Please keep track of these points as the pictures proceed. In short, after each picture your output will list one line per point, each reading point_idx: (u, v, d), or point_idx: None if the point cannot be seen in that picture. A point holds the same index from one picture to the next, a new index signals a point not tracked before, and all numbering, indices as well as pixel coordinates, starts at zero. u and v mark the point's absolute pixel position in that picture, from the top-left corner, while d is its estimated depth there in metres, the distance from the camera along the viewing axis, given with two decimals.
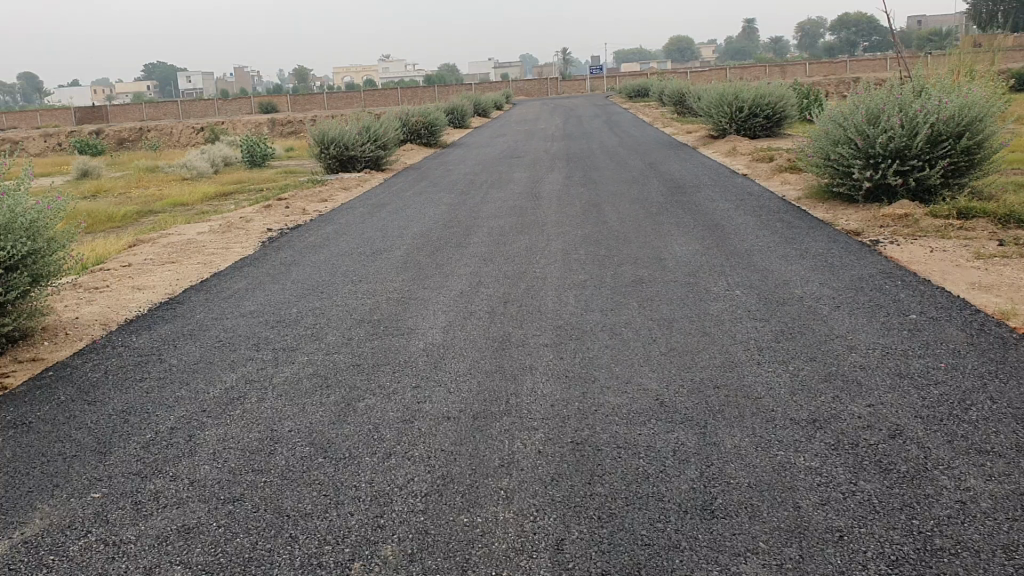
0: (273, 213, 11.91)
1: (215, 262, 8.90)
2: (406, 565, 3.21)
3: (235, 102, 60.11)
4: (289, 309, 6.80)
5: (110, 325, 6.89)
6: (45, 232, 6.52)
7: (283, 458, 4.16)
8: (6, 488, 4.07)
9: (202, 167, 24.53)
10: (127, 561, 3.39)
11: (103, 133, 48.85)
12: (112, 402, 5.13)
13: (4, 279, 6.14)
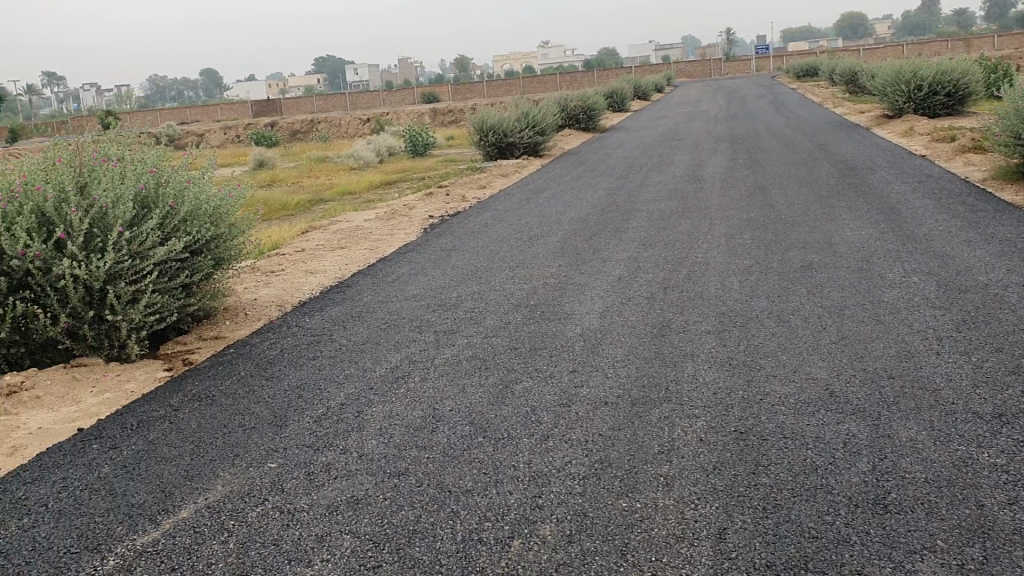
0: (434, 200, 12.19)
1: (380, 248, 9.20)
2: (565, 545, 3.22)
3: (400, 93, 61.92)
4: (450, 293, 6.94)
5: (284, 307, 7.24)
6: (226, 218, 6.93)
7: (444, 436, 4.25)
8: (192, 456, 4.36)
9: (367, 156, 25.40)
10: (300, 528, 3.55)
11: (278, 125, 51.44)
12: (287, 379, 5.40)
13: (191, 262, 6.56)
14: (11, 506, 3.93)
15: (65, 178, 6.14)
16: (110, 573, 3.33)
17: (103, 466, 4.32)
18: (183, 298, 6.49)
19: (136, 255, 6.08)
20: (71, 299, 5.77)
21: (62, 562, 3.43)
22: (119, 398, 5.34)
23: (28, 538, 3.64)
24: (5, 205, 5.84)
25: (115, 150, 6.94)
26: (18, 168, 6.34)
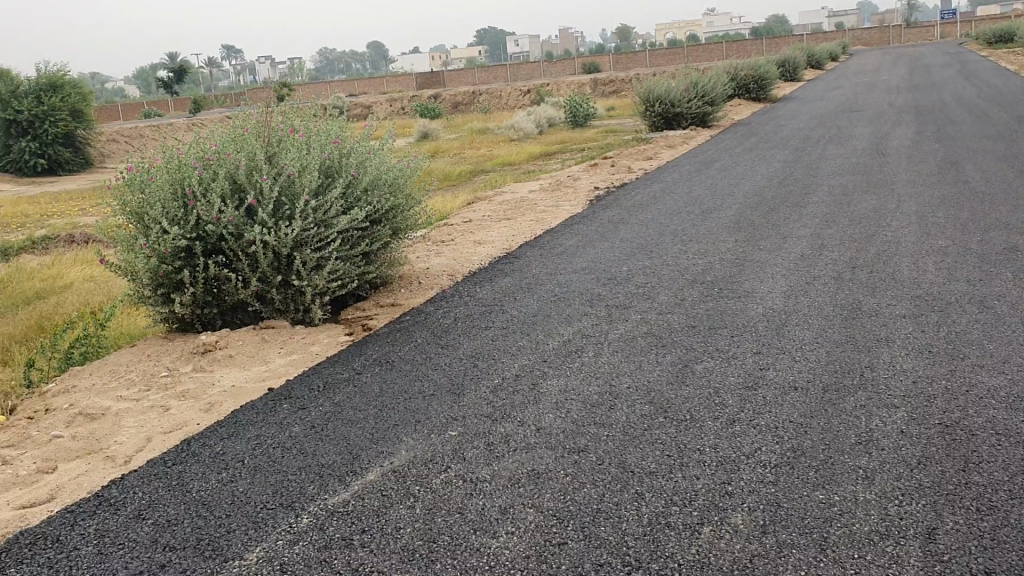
0: (600, 171, 12.07)
1: (548, 219, 9.18)
2: (758, 536, 3.09)
3: (560, 65, 61.81)
4: (621, 267, 6.83)
5: (456, 276, 7.34)
6: (405, 188, 7.07)
7: (624, 414, 4.15)
8: (375, 420, 4.45)
9: (527, 128, 25.48)
10: (484, 498, 3.55)
11: (441, 97, 52.41)
12: (462, 347, 5.45)
13: (371, 231, 6.75)
14: (211, 459, 4.14)
15: (256, 148, 6.41)
16: (303, 531, 3.43)
17: (292, 425, 4.48)
18: (363, 265, 6.69)
19: (320, 223, 6.30)
20: (261, 265, 6.04)
21: (259, 516, 3.57)
22: (304, 361, 5.55)
23: (226, 491, 3.82)
24: (202, 173, 6.16)
25: (301, 122, 7.20)
26: (214, 138, 6.67)
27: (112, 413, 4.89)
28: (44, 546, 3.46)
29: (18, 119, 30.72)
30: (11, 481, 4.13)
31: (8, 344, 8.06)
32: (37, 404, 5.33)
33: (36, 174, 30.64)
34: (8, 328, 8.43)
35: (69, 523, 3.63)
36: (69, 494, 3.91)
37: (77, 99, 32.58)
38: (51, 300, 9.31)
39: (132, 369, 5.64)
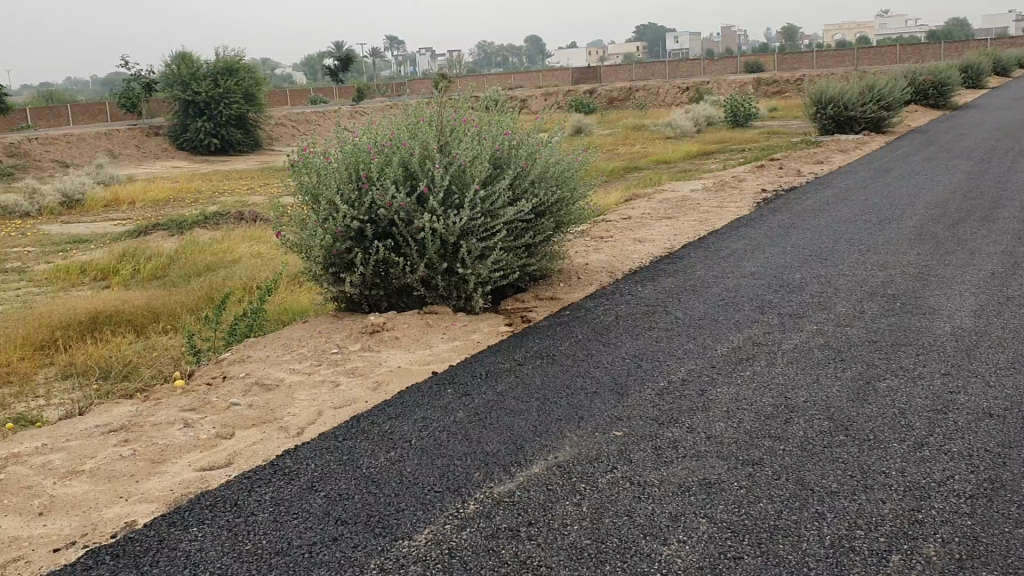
0: (766, 173, 11.72)
1: (712, 220, 8.98)
2: (955, 570, 2.87)
3: (721, 64, 60.61)
4: (793, 274, 6.57)
5: (617, 274, 7.25)
6: (571, 182, 7.05)
7: (800, 429, 3.96)
8: (538, 413, 4.43)
9: (687, 126, 25.06)
10: (653, 503, 3.45)
11: (596, 92, 52.36)
12: (626, 346, 5.37)
13: (535, 223, 6.74)
14: (379, 438, 4.21)
15: (430, 136, 6.53)
16: (471, 517, 3.42)
17: (457, 411, 4.52)
18: (525, 257, 6.69)
19: (488, 212, 6.33)
20: (428, 251, 6.13)
21: (427, 498, 3.59)
22: (467, 348, 5.59)
23: (395, 471, 3.87)
24: (378, 158, 6.32)
25: (474, 113, 7.28)
26: (390, 125, 6.85)
27: (284, 386, 5.05)
28: (224, 509, 3.58)
29: (196, 100, 32.51)
30: (193, 442, 4.31)
31: (181, 313, 8.51)
32: (214, 371, 5.59)
33: (210, 153, 32.37)
34: (181, 296, 8.90)
35: (247, 488, 3.75)
36: (246, 461, 4.05)
37: (250, 83, 34.18)
38: (220, 273, 9.77)
39: (302, 345, 5.82)
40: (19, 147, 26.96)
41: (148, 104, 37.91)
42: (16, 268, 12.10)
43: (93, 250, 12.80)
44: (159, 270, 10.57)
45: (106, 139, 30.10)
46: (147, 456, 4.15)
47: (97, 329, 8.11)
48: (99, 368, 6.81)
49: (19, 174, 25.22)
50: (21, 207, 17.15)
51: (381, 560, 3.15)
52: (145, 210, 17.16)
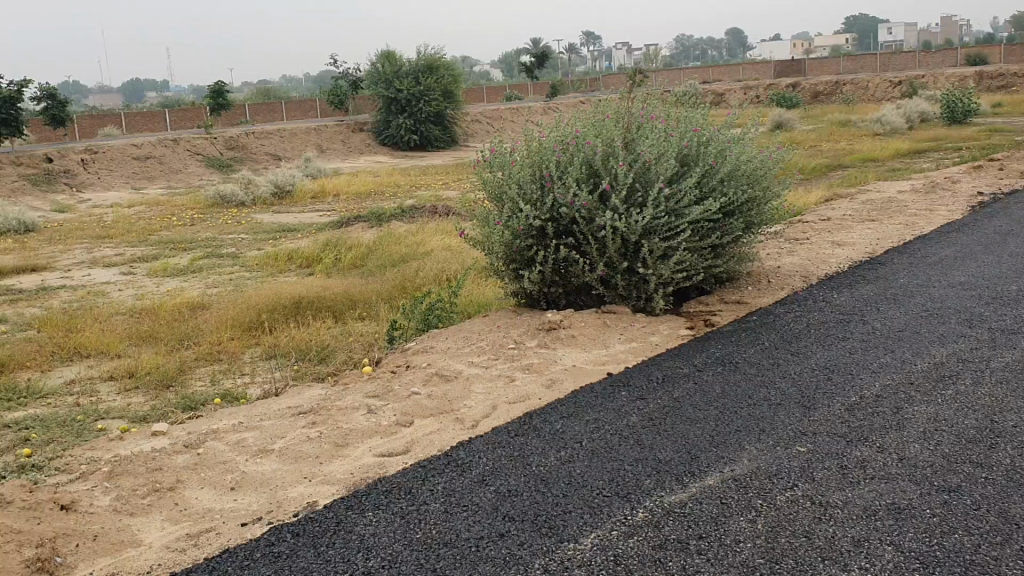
0: (985, 174, 10.85)
1: (919, 224, 8.40)
2: None
3: (939, 57, 56.76)
4: (1009, 286, 6.04)
5: (810, 279, 6.91)
6: (764, 181, 6.78)
7: (1006, 457, 3.62)
8: (717, 422, 4.28)
9: (898, 123, 23.61)
10: (834, 526, 3.24)
11: (800, 87, 50.40)
12: (815, 356, 5.10)
13: (723, 224, 6.54)
14: (551, 437, 4.20)
15: (615, 134, 6.47)
16: (639, 525, 3.34)
17: (630, 414, 4.44)
18: (710, 258, 6.50)
19: (672, 212, 6.18)
20: (609, 250, 6.08)
21: (596, 502, 3.54)
22: (646, 351, 5.49)
23: (565, 471, 3.84)
24: (561, 156, 6.35)
25: (664, 109, 7.16)
26: (576, 123, 6.84)
27: (463, 378, 5.14)
28: (399, 496, 3.66)
29: (398, 97, 33.84)
30: (374, 427, 4.45)
31: (376, 301, 8.86)
32: (399, 360, 5.77)
33: (409, 148, 33.63)
34: (377, 285, 9.27)
35: (420, 477, 3.83)
36: (422, 450, 4.14)
37: (449, 80, 35.08)
38: (414, 264, 10.10)
39: (483, 338, 5.91)
40: (239, 140, 29.03)
41: (355, 100, 39.83)
42: (231, 253, 13.02)
43: (300, 239, 13.59)
44: (358, 259, 11.06)
45: (314, 135, 31.92)
46: (331, 438, 4.32)
47: (299, 313, 8.58)
48: (298, 351, 7.21)
49: (237, 165, 27.17)
50: (238, 196, 18.45)
51: (545, 561, 3.13)
52: (348, 201, 18.03)
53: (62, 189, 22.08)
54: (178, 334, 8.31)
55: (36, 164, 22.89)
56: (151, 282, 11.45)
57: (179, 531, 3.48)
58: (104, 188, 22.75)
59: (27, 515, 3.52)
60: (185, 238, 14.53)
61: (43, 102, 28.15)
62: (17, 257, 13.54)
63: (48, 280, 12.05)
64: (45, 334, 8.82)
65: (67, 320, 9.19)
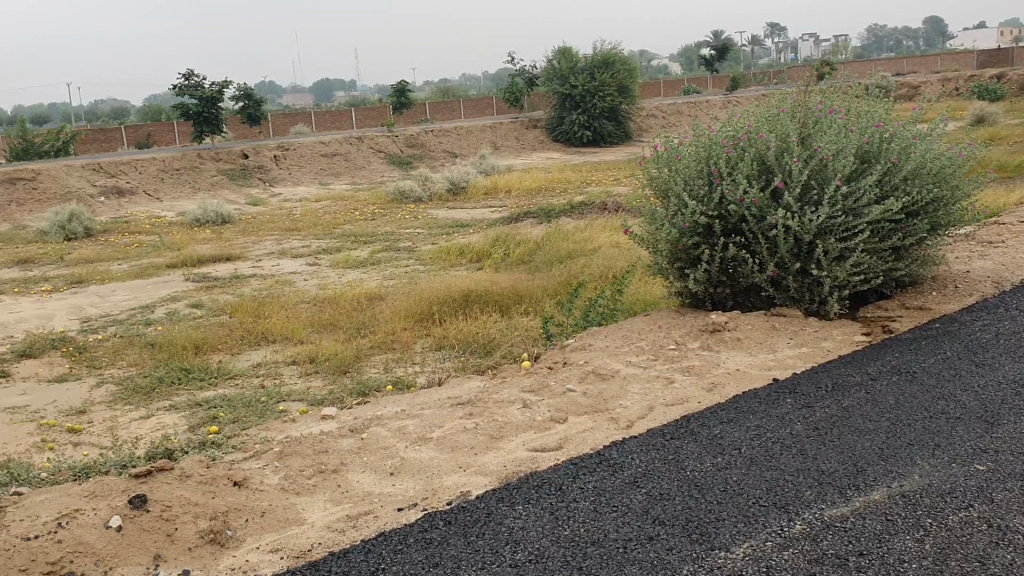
0: None
1: None
2: None
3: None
4: None
5: (1003, 285, 6.41)
6: (954, 178, 6.34)
7: None
8: (888, 435, 4.05)
9: None
10: (1013, 552, 3.00)
11: (1004, 78, 46.89)
12: (1003, 369, 4.74)
13: (906, 225, 6.17)
14: (709, 441, 4.09)
15: (791, 129, 6.23)
16: (795, 538, 3.20)
17: (794, 423, 4.27)
18: (891, 260, 6.15)
19: (849, 211, 5.89)
20: (779, 250, 5.87)
21: (751, 511, 3.42)
22: (815, 357, 5.26)
23: (720, 477, 3.73)
24: (732, 152, 6.19)
25: (844, 103, 6.83)
26: (749, 118, 6.64)
27: (621, 377, 5.11)
28: (549, 491, 3.65)
29: (573, 93, 33.93)
30: (529, 422, 4.49)
31: (542, 297, 8.94)
32: (559, 356, 5.80)
33: (583, 144, 33.70)
34: (543, 281, 9.33)
35: (572, 474, 3.80)
36: (576, 447, 4.13)
37: (624, 75, 34.58)
38: (581, 261, 10.09)
39: (644, 338, 5.84)
40: (418, 138, 29.98)
41: (530, 96, 40.27)
42: (407, 247, 13.47)
43: (472, 234, 13.88)
44: (527, 254, 11.18)
45: (491, 132, 32.55)
46: (487, 430, 4.39)
47: (468, 306, 8.77)
48: (466, 343, 7.38)
49: (415, 162, 28.09)
50: (415, 192, 19.05)
51: (695, 568, 3.04)
52: (520, 198, 18.28)
53: (256, 184, 23.54)
54: (356, 323, 8.70)
55: (233, 160, 24.50)
56: (333, 274, 12.02)
57: (340, 512, 3.64)
58: (293, 184, 24.08)
59: (204, 489, 3.77)
60: (365, 232, 15.16)
61: (241, 101, 30.05)
62: (214, 247, 14.55)
63: (240, 269, 12.88)
64: (236, 319, 9.44)
65: (256, 307, 9.79)
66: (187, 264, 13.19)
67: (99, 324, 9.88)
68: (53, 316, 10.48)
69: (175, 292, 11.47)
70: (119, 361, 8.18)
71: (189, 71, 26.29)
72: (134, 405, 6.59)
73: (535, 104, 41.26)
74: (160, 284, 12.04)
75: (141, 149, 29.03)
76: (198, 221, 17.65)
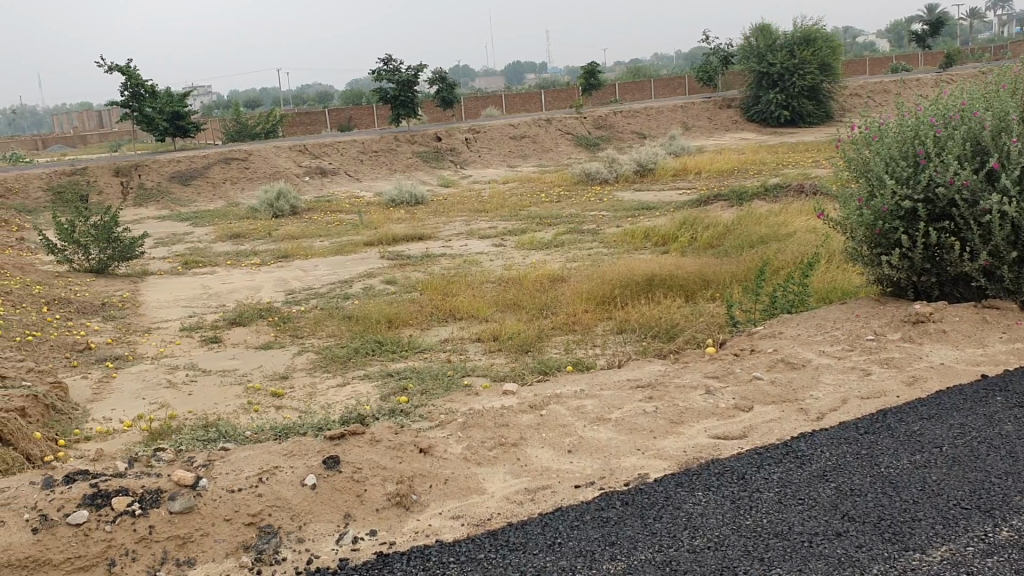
0: None
1: None
2: None
3: None
4: None
5: None
6: None
7: None
8: None
9: None
10: None
11: None
12: None
13: None
14: (906, 438, 3.85)
15: (1011, 106, 5.75)
16: (1001, 545, 2.95)
17: (1003, 423, 3.95)
18: None
19: None
20: (994, 236, 5.43)
21: (951, 513, 3.18)
22: None
23: (918, 475, 3.50)
24: (942, 131, 5.80)
25: None
26: (963, 95, 6.18)
27: (812, 367, 4.90)
28: (731, 480, 3.53)
29: (770, 72, 32.72)
30: (712, 408, 4.38)
31: (730, 283, 8.70)
32: (746, 343, 5.64)
33: (779, 124, 32.52)
34: (732, 266, 9.08)
35: (755, 464, 3.66)
36: (760, 437, 4.01)
37: (827, 51, 32.66)
38: (773, 246, 9.75)
39: (838, 327, 5.57)
40: (607, 120, 29.88)
41: (724, 76, 39.17)
42: (592, 229, 13.48)
43: (659, 217, 13.70)
44: (715, 238, 10.91)
45: (681, 113, 32.00)
46: (668, 414, 4.33)
47: (652, 291, 8.67)
48: (649, 327, 7.31)
49: (603, 144, 28.06)
50: (602, 173, 19.04)
51: (886, 568, 2.85)
52: (710, 180, 17.87)
53: (448, 166, 24.25)
54: (539, 303, 8.80)
55: (427, 142, 25.32)
56: (518, 254, 12.21)
57: (520, 484, 3.70)
58: (483, 166, 24.62)
59: (392, 454, 3.93)
60: (552, 214, 15.29)
61: (436, 85, 30.96)
62: (408, 226, 15.11)
63: (432, 247, 13.32)
64: (426, 296, 9.77)
65: (445, 285, 10.08)
66: (383, 242, 13.78)
67: (302, 297, 10.49)
68: (261, 287, 11.23)
69: (371, 268, 12.01)
70: (318, 332, 8.67)
71: (388, 57, 27.32)
72: (330, 373, 6.97)
73: (730, 83, 40.13)
74: (358, 260, 12.65)
75: (343, 132, 30.53)
76: (393, 201, 18.39)
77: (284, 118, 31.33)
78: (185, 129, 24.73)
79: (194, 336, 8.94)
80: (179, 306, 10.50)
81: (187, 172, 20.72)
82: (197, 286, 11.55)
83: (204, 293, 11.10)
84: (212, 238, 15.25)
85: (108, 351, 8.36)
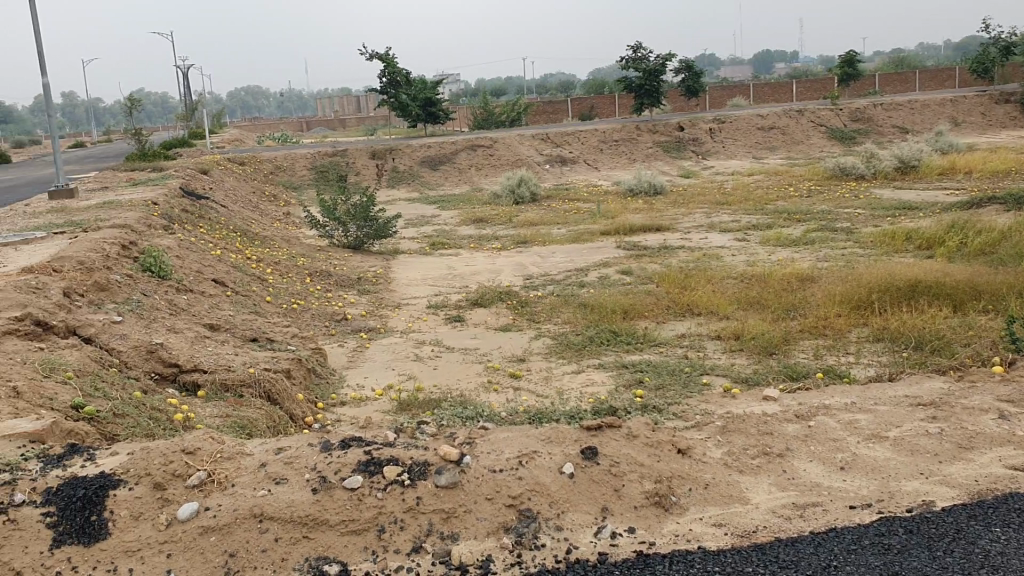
0: None
1: None
2: None
3: None
4: None
5: None
6: None
7: None
8: None
9: None
10: None
11: None
12: None
13: None
14: None
15: None
16: None
17: None
18: None
19: None
20: None
21: None
22: None
23: None
24: None
25: None
26: None
27: None
28: None
29: None
30: (1006, 435, 3.98)
31: (1006, 294, 7.92)
32: None
33: None
34: (1008, 276, 8.27)
35: None
36: None
37: None
38: None
39: None
40: (864, 112, 28.16)
41: (1001, 68, 35.83)
42: (846, 228, 12.75)
43: (923, 218, 12.73)
44: (989, 245, 9.98)
45: (948, 108, 29.61)
46: (955, 438, 3.97)
47: (914, 298, 8.06)
48: (910, 336, 6.78)
49: (859, 138, 26.48)
50: (858, 169, 17.99)
51: None
52: (982, 181, 16.38)
53: (689, 157, 23.86)
54: (786, 303, 8.42)
55: (670, 132, 24.99)
56: (763, 251, 11.75)
57: (787, 498, 3.52)
58: (726, 157, 23.98)
59: (651, 451, 3.86)
60: (800, 210, 14.61)
61: (681, 74, 30.42)
62: (647, 217, 14.98)
63: (670, 239, 13.12)
64: (664, 288, 9.62)
65: (684, 278, 9.89)
66: (620, 232, 13.74)
67: (541, 282, 10.65)
68: (502, 271, 11.51)
69: (608, 258, 11.99)
70: (557, 318, 8.74)
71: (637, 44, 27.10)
72: (571, 360, 7.01)
73: (1007, 76, 36.66)
74: (595, 249, 12.67)
75: (584, 120, 30.76)
76: (632, 191, 18.31)
77: (528, 107, 31.98)
78: (435, 116, 25.86)
79: (439, 314, 9.30)
80: (426, 284, 10.96)
81: (437, 157, 21.66)
82: (442, 266, 12.02)
83: (450, 273, 11.52)
84: (457, 221, 15.82)
85: (362, 322, 8.87)
